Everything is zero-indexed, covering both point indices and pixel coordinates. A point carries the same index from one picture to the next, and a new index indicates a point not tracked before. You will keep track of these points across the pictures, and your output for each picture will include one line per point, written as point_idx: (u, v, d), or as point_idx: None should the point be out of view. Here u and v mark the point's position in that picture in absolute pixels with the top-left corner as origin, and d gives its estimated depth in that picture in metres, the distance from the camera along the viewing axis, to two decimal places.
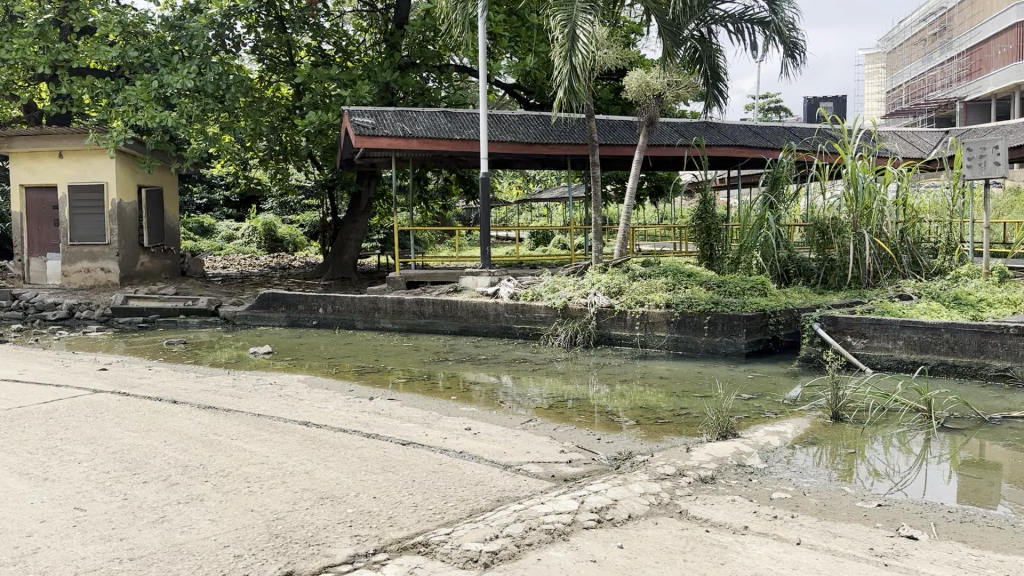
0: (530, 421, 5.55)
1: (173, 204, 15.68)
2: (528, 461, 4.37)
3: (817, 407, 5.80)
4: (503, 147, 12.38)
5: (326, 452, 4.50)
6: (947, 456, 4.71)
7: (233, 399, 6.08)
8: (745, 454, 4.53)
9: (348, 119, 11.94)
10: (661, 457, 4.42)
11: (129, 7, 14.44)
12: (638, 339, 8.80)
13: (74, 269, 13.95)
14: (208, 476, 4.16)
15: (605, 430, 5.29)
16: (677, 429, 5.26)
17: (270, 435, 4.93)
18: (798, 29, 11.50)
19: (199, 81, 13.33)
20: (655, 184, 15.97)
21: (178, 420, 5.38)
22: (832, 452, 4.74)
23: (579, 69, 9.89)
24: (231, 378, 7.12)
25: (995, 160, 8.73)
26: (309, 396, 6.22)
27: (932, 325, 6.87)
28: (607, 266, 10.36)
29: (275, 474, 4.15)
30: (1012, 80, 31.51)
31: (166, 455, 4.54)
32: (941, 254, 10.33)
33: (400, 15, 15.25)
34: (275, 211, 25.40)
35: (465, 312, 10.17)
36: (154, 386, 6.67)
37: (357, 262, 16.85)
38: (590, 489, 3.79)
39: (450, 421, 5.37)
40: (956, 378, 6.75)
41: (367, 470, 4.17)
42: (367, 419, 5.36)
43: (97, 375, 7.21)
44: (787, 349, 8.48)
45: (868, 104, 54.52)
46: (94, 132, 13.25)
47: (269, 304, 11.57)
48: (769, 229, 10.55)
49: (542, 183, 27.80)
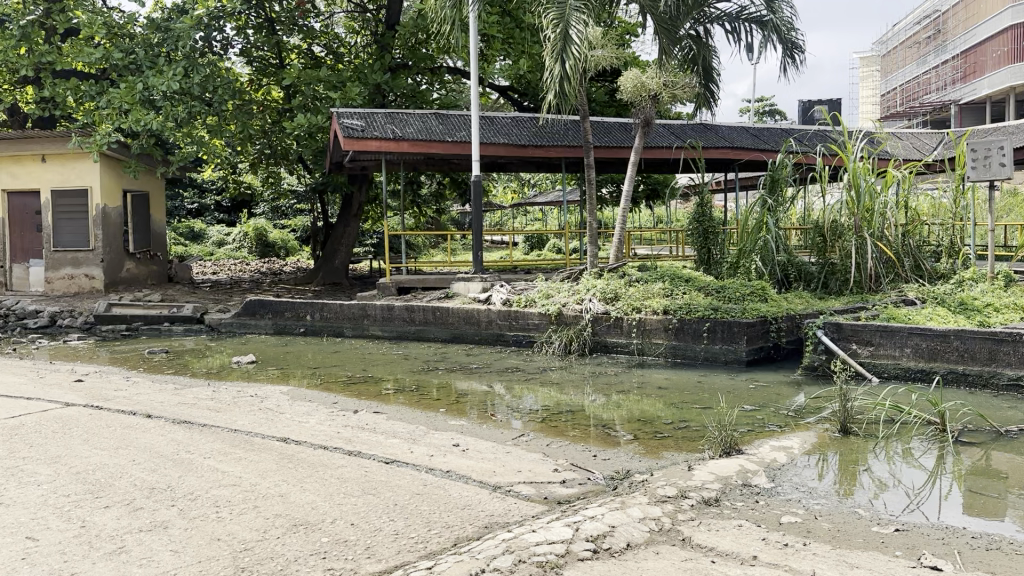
0: (523, 436, 5.25)
1: (158, 209, 15.42)
2: (519, 481, 4.09)
3: (823, 420, 5.52)
4: (495, 150, 12.07)
5: (303, 473, 4.22)
6: (964, 472, 4.43)
7: (210, 412, 5.80)
8: (750, 473, 4.25)
9: (336, 121, 11.71)
10: (662, 477, 4.13)
11: (116, 10, 14.14)
12: (634, 347, 8.53)
13: (57, 275, 13.62)
14: (174, 500, 3.87)
15: (602, 446, 5.00)
16: (677, 445, 4.97)
17: (246, 453, 4.65)
18: (797, 28, 11.26)
19: (186, 84, 13.00)
20: (651, 187, 15.74)
21: (151, 436, 5.10)
22: (844, 468, 4.47)
23: (570, 72, 9.62)
24: (210, 390, 6.83)
25: (1001, 161, 8.47)
26: (291, 409, 5.94)
27: (941, 332, 6.61)
28: (602, 271, 10.09)
29: (248, 497, 3.87)
30: (1007, 83, 31.29)
31: (133, 476, 4.25)
32: (945, 258, 10.07)
33: (392, 16, 14.94)
34: (267, 215, 25.09)
35: (457, 318, 9.89)
36: (129, 399, 6.38)
37: (348, 267, 16.55)
38: (585, 514, 3.51)
39: (438, 436, 5.08)
40: (966, 387, 6.48)
41: (346, 492, 3.89)
42: (351, 434, 5.07)
43: (72, 387, 6.90)
44: (789, 356, 8.20)
45: (862, 106, 54.38)
46: (77, 136, 12.94)
47: (255, 310, 11.30)
48: (768, 233, 10.28)
49: (536, 187, 27.51)
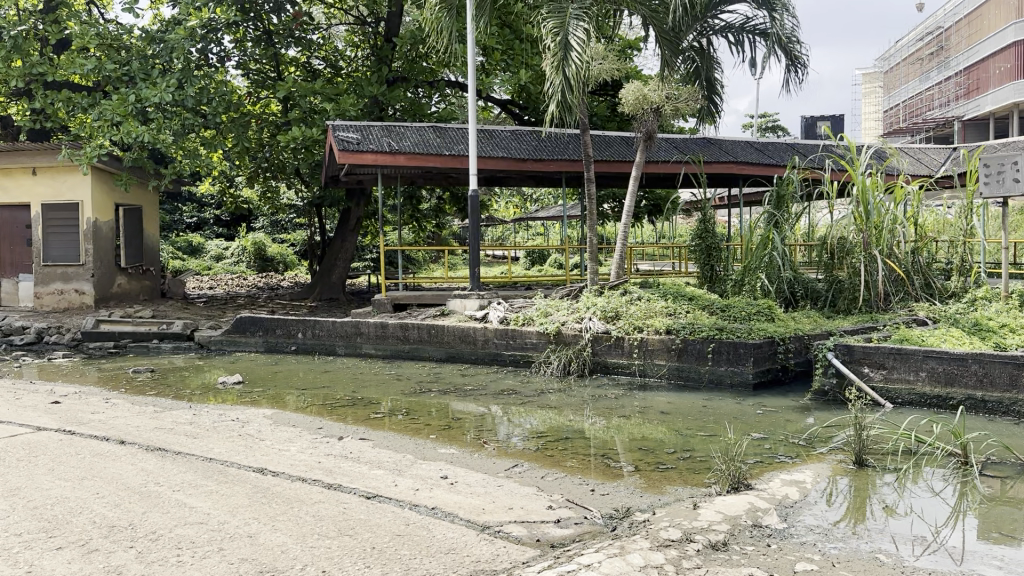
0: (516, 466, 4.93)
1: (150, 223, 15.15)
2: (509, 520, 3.78)
3: (836, 449, 5.21)
4: (494, 164, 11.78)
5: (276, 510, 3.90)
6: (990, 508, 4.12)
7: (186, 439, 5.48)
8: (761, 512, 3.93)
9: (332, 135, 11.44)
10: (665, 517, 3.81)
11: (111, 21, 13.87)
12: (636, 368, 8.21)
13: (47, 290, 13.31)
14: (134, 541, 3.54)
15: (602, 478, 4.67)
16: (682, 478, 4.64)
17: (217, 486, 4.33)
18: (802, 42, 10.99)
19: (179, 95, 12.69)
20: (653, 203, 15.47)
21: (120, 465, 4.79)
22: (861, 503, 4.16)
23: (573, 82, 9.27)
24: (191, 413, 6.51)
25: (1015, 176, 8.11)
26: (272, 435, 5.62)
27: (958, 356, 6.30)
28: (603, 288, 9.77)
29: (213, 538, 3.56)
30: (1010, 99, 31.05)
31: (93, 512, 3.92)
32: (955, 276, 9.81)
33: (391, 28, 14.73)
34: (267, 229, 24.76)
35: (453, 337, 9.58)
36: (103, 423, 6.06)
37: (345, 283, 16.22)
38: (580, 562, 3.20)
39: (426, 467, 4.77)
40: (986, 415, 6.15)
41: (321, 534, 3.57)
42: (332, 465, 4.76)
43: (46, 410, 6.57)
44: (798, 379, 7.88)
45: (865, 123, 54.20)
46: (67, 149, 12.65)
47: (245, 328, 10.97)
48: (775, 249, 9.94)
49: (538, 203, 27.25)
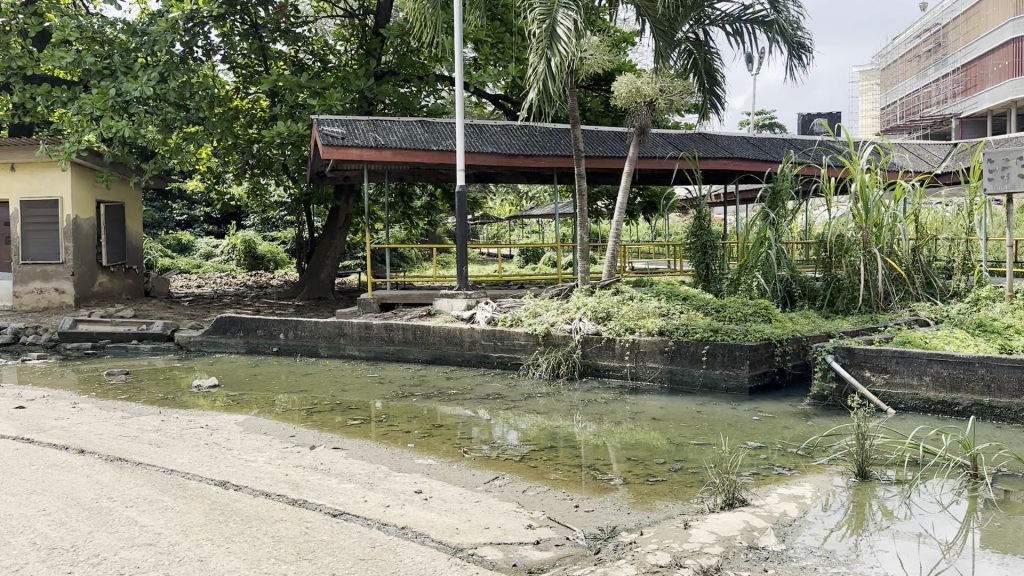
0: (497, 479, 4.62)
1: (133, 220, 14.83)
2: (484, 542, 3.49)
3: (837, 459, 4.92)
4: (483, 159, 11.48)
5: (232, 530, 3.60)
6: (1002, 523, 3.82)
7: (149, 448, 5.18)
8: (756, 532, 3.63)
9: (317, 129, 11.14)
10: (652, 538, 3.52)
11: (93, 14, 13.51)
12: (627, 371, 7.94)
13: (26, 289, 12.99)
14: (73, 566, 3.23)
15: (588, 492, 4.38)
16: (672, 492, 4.36)
17: (174, 502, 4.02)
18: (804, 28, 10.67)
19: (161, 89, 12.35)
20: (647, 201, 15.17)
21: (74, 478, 4.49)
22: (864, 520, 3.86)
23: (556, 70, 8.99)
24: (159, 420, 6.20)
25: (1020, 172, 7.77)
26: (240, 445, 5.32)
27: (965, 360, 6.00)
28: (594, 288, 9.47)
29: (160, 563, 3.25)
30: (1009, 96, 30.69)
31: (35, 532, 3.62)
32: (957, 274, 9.55)
33: (380, 21, 14.29)
34: (257, 227, 24.40)
35: (439, 338, 9.28)
36: (66, 430, 5.75)
37: (333, 281, 15.92)
38: None
39: (399, 480, 4.47)
40: (992, 421, 5.87)
41: (278, 558, 3.28)
42: (299, 478, 4.46)
43: (9, 416, 6.27)
44: (795, 382, 7.59)
45: (862, 120, 53.91)
46: (44, 145, 12.25)
47: (226, 328, 10.67)
48: (770, 248, 9.65)
49: (534, 201, 26.92)
